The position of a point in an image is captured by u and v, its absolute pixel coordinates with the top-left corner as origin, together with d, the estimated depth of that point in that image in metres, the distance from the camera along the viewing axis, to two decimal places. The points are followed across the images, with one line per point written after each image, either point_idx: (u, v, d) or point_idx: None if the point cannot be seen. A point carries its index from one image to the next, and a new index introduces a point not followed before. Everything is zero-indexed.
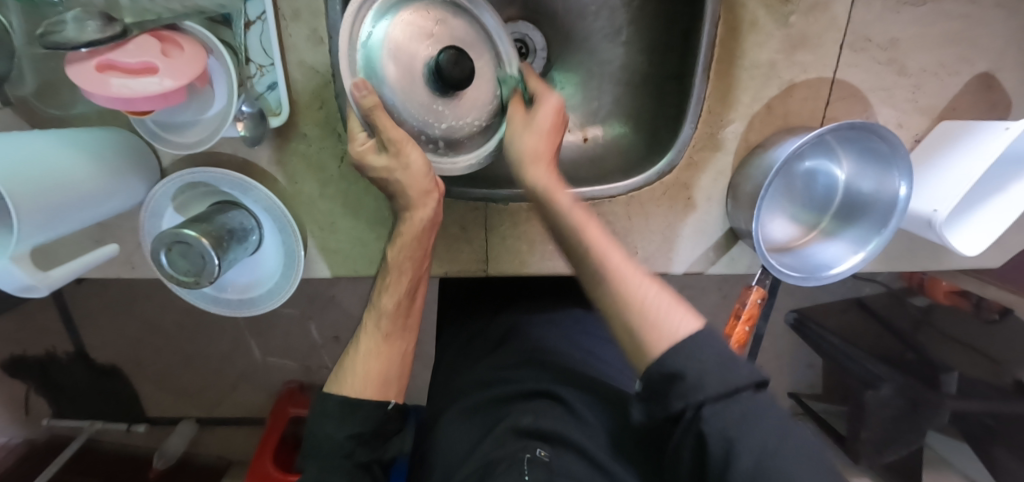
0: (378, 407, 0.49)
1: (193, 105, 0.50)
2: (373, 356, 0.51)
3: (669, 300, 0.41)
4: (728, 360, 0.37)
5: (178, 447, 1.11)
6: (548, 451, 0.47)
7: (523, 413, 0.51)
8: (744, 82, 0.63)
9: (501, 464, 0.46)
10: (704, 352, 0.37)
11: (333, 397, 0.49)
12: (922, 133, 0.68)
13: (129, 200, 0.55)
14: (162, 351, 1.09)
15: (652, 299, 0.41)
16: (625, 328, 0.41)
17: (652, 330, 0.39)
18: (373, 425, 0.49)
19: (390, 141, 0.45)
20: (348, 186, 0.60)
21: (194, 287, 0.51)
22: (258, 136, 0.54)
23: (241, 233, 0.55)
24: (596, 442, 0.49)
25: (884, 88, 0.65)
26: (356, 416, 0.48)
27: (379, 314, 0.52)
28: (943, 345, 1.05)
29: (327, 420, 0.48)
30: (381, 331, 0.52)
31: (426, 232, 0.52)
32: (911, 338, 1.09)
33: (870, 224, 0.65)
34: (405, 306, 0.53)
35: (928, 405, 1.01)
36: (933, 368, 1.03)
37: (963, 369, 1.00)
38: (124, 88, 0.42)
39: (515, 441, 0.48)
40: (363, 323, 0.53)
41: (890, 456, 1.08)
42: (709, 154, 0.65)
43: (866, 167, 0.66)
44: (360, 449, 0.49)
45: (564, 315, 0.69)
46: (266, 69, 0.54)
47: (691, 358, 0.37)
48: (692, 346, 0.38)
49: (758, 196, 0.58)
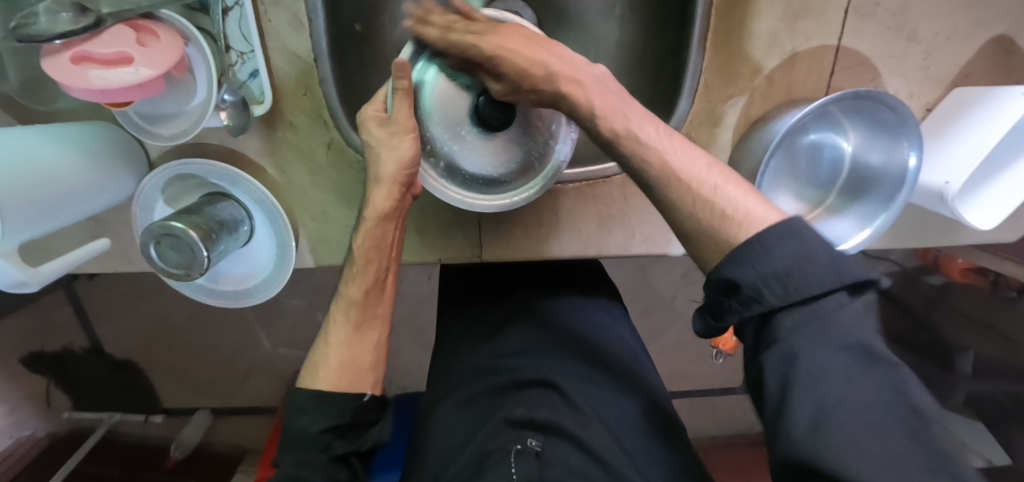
0: (354, 398, 0.49)
1: (174, 95, 0.50)
2: (343, 347, 0.51)
3: (736, 194, 0.38)
4: (799, 265, 0.34)
5: (194, 437, 1.13)
6: (539, 440, 0.48)
7: (517, 405, 0.51)
8: (745, 54, 0.60)
9: (493, 455, 0.46)
10: (771, 257, 0.34)
11: (306, 391, 0.48)
12: (934, 101, 0.64)
13: (119, 194, 0.55)
14: (173, 344, 1.11)
15: (714, 193, 0.38)
16: (680, 208, 0.38)
17: (724, 218, 0.37)
18: (349, 417, 0.48)
19: (393, 119, 0.47)
20: (338, 174, 0.59)
21: (186, 279, 0.50)
22: (243, 125, 0.53)
23: (232, 225, 0.55)
24: (590, 431, 0.48)
25: (893, 56, 0.62)
26: (332, 408, 0.47)
27: (347, 304, 0.52)
28: (964, 330, 1.02)
29: (302, 415, 0.47)
30: (350, 322, 0.51)
31: (388, 220, 0.52)
32: (926, 317, 1.06)
33: (878, 201, 0.63)
34: (374, 296, 0.52)
35: (943, 386, 1.02)
36: (946, 348, 1.04)
37: (978, 347, 1.00)
38: (100, 78, 0.41)
39: (509, 431, 0.48)
40: (330, 314, 0.53)
41: None
42: (708, 130, 0.62)
43: (876, 139, 0.63)
44: (338, 442, 0.48)
45: (560, 301, 0.67)
46: (247, 56, 0.53)
47: (758, 265, 0.35)
48: (759, 251, 0.35)
49: (759, 171, 0.57)
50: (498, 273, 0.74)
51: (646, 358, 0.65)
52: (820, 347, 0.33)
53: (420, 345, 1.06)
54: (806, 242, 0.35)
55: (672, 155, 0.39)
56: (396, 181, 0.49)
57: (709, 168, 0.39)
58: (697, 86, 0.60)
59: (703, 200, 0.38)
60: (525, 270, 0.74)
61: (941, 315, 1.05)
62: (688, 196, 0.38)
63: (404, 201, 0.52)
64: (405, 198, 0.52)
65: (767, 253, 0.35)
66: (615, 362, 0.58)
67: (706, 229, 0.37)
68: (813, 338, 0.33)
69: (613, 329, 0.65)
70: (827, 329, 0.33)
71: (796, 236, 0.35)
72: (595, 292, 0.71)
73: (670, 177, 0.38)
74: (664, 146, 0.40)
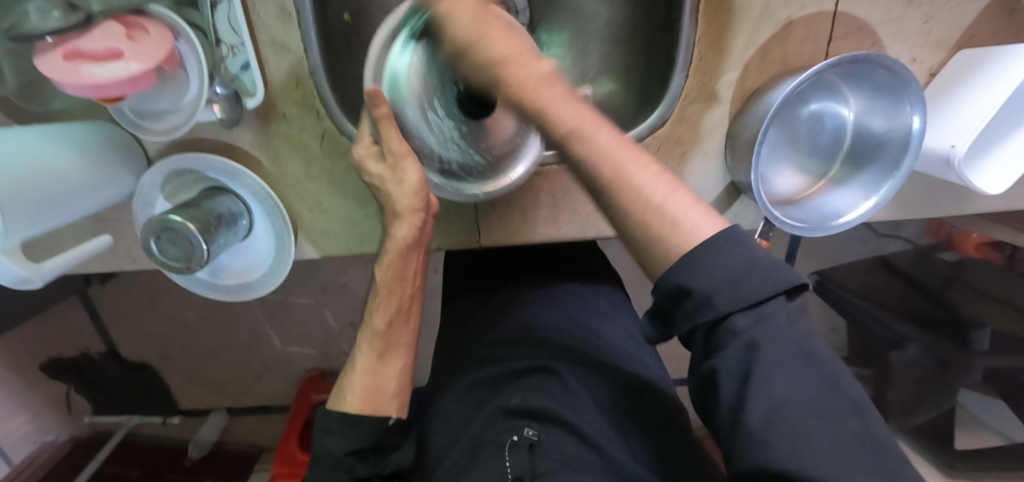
0: (377, 423, 0.50)
1: (167, 93, 0.50)
2: (367, 373, 0.52)
3: (682, 201, 0.34)
4: (744, 275, 0.33)
5: (211, 436, 1.15)
6: (536, 429, 0.47)
7: (513, 392, 0.51)
8: (738, 24, 0.59)
9: (487, 447, 0.47)
10: (719, 264, 0.33)
11: (333, 414, 0.50)
12: (937, 67, 0.63)
13: (119, 192, 0.56)
14: (186, 346, 1.12)
15: (664, 197, 0.33)
16: (631, 227, 0.33)
17: (672, 230, 0.33)
18: (371, 439, 0.50)
19: (392, 152, 0.47)
20: (333, 165, 0.59)
21: (187, 272, 0.51)
22: (235, 118, 0.54)
23: (230, 218, 0.56)
24: (584, 417, 0.48)
25: (892, 20, 0.60)
26: (356, 432, 0.49)
27: (371, 334, 0.53)
28: (979, 302, 0.98)
29: (327, 436, 0.49)
30: (374, 351, 0.52)
31: (411, 250, 0.53)
32: (942, 296, 1.02)
33: (883, 168, 0.62)
34: (398, 322, 0.53)
35: (958, 364, 0.96)
36: (962, 326, 0.97)
37: (997, 324, 0.94)
38: (91, 73, 0.42)
39: (505, 420, 0.49)
40: (357, 345, 0.54)
41: (920, 417, 1.05)
42: (703, 105, 0.61)
43: (877, 104, 0.62)
44: (360, 464, 0.50)
45: (559, 289, 0.66)
46: (238, 49, 0.53)
47: (705, 271, 0.32)
48: (708, 256, 0.33)
49: (756, 142, 0.56)
50: (498, 262, 0.74)
51: (647, 343, 0.65)
52: (774, 348, 0.32)
53: (428, 340, 1.07)
54: (748, 254, 0.33)
55: (613, 152, 0.33)
56: (412, 205, 0.49)
57: (656, 170, 0.34)
58: (691, 60, 0.60)
59: (653, 211, 0.33)
60: (525, 259, 0.73)
61: (955, 292, 1.02)
62: (636, 205, 0.33)
63: (424, 225, 0.52)
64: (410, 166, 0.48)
65: (712, 262, 0.33)
66: (613, 349, 0.57)
67: (654, 242, 0.34)
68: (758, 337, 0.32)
69: (614, 318, 0.64)
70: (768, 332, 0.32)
71: (741, 243, 0.33)
72: (594, 279, 0.70)
73: (615, 178, 0.32)
74: (614, 149, 0.33)
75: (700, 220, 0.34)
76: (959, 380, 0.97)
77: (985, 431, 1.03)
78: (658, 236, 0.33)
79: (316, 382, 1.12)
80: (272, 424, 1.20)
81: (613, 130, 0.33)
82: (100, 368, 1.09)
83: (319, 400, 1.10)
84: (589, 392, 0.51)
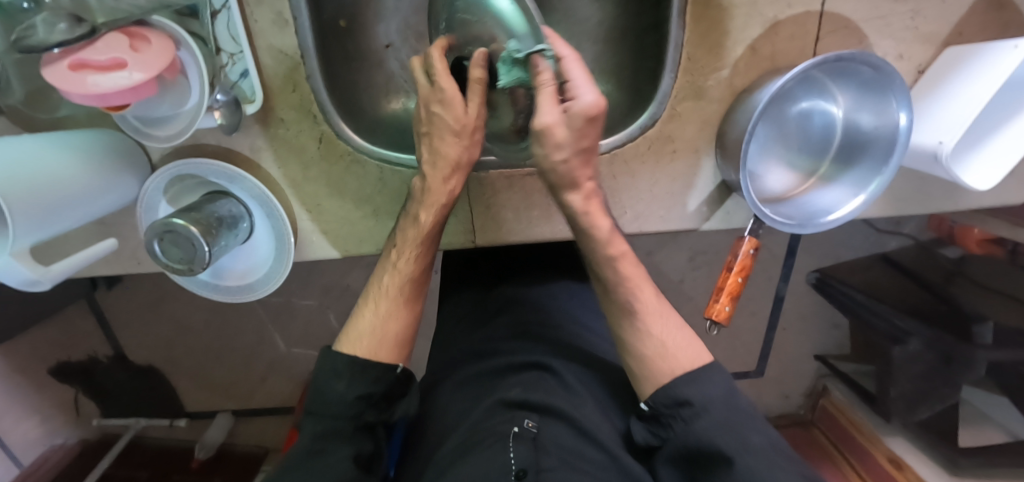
0: (387, 371, 0.51)
1: (167, 100, 0.52)
2: (386, 318, 0.53)
3: (684, 341, 0.50)
4: (728, 394, 0.46)
5: (217, 438, 1.16)
6: (536, 421, 0.47)
7: (511, 386, 0.51)
8: (725, 24, 0.59)
9: (489, 436, 0.46)
10: (709, 384, 0.46)
11: (343, 356, 0.50)
12: (925, 62, 0.64)
13: (124, 196, 0.57)
14: (194, 348, 1.14)
15: (674, 337, 0.50)
16: (640, 356, 0.50)
17: (666, 357, 0.49)
18: (383, 387, 0.51)
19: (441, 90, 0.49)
20: (330, 167, 0.61)
21: (189, 273, 0.53)
22: (235, 123, 0.56)
23: (231, 221, 0.58)
24: (584, 412, 0.49)
25: (879, 17, 0.61)
26: (366, 376, 0.50)
27: (387, 279, 0.55)
28: (981, 297, 0.98)
29: (337, 379, 0.49)
30: (398, 296, 0.54)
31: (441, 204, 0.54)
32: (942, 290, 1.05)
33: (871, 164, 0.63)
34: (417, 278, 0.55)
35: (961, 358, 0.95)
36: (965, 319, 0.98)
37: (999, 317, 0.93)
38: (94, 84, 0.44)
39: (503, 412, 0.48)
40: (370, 290, 0.56)
41: (924, 413, 1.03)
42: (692, 103, 0.62)
43: (863, 101, 0.63)
44: (369, 410, 0.50)
45: (557, 287, 0.67)
46: (237, 57, 0.55)
47: (698, 387, 0.46)
48: (699, 377, 0.46)
49: (745, 140, 0.56)
50: (495, 260, 0.75)
51: None
52: (741, 430, 0.43)
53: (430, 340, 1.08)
54: (727, 381, 0.47)
55: (643, 291, 0.52)
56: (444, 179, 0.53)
57: (673, 317, 0.52)
58: (679, 60, 0.60)
59: (657, 344, 0.49)
60: (522, 258, 0.74)
61: (957, 286, 1.03)
62: (654, 332, 0.50)
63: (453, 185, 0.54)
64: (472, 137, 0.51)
65: (706, 380, 0.46)
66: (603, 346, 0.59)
67: (657, 361, 0.49)
68: (735, 421, 0.44)
69: None
70: (740, 420, 0.44)
71: (723, 374, 0.48)
72: (589, 277, 0.71)
73: (642, 314, 0.51)
74: (649, 302, 0.52)
75: (694, 353, 0.49)
76: (959, 375, 0.97)
77: (989, 426, 0.98)
78: (654, 360, 0.49)
79: None
80: (276, 425, 1.21)
81: (654, 291, 0.53)
82: (107, 375, 1.12)
83: None
84: (589, 392, 0.52)
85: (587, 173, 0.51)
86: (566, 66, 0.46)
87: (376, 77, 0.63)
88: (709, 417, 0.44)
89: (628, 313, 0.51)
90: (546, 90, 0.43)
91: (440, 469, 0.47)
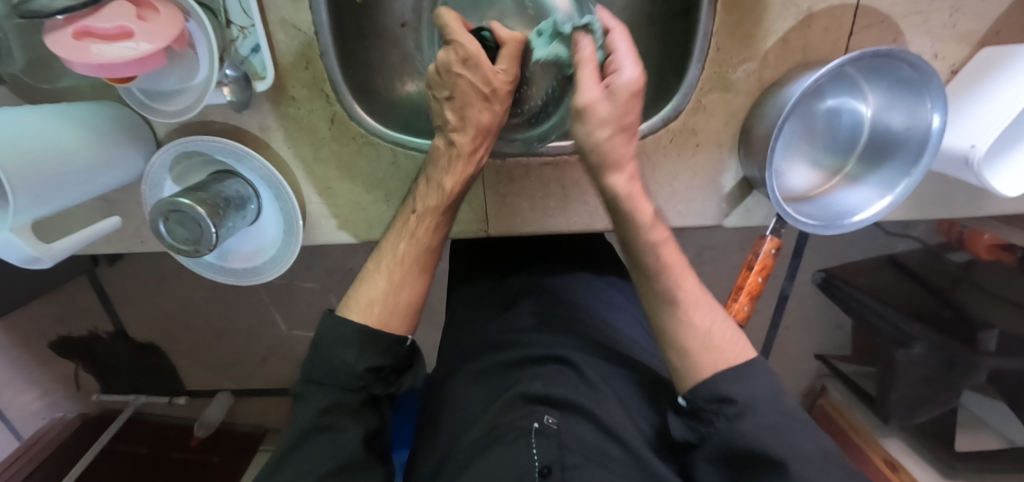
0: (395, 342, 0.50)
1: (176, 73, 0.50)
2: (394, 286, 0.51)
3: (730, 333, 0.49)
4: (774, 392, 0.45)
5: (217, 416, 1.15)
6: (556, 417, 0.47)
7: (532, 380, 0.50)
8: (757, 14, 0.57)
9: (509, 432, 0.45)
10: (755, 381, 0.45)
11: (353, 325, 0.48)
12: (960, 63, 0.61)
13: (129, 172, 0.56)
14: (194, 327, 1.12)
15: (719, 330, 0.49)
16: (680, 348, 0.48)
17: (712, 351, 0.47)
18: (392, 359, 0.50)
19: (468, 55, 0.47)
20: (342, 149, 0.59)
21: (195, 255, 0.51)
22: (245, 101, 0.54)
23: (238, 201, 0.56)
24: (606, 408, 0.48)
25: (917, 13, 0.58)
26: (377, 346, 0.48)
27: (404, 239, 0.53)
28: (993, 308, 0.96)
29: (346, 349, 0.48)
30: (416, 265, 0.52)
31: (463, 161, 0.51)
32: (948, 295, 1.02)
33: (900, 166, 0.61)
34: (428, 247, 0.53)
35: (963, 363, 0.93)
36: (970, 325, 0.95)
37: (1005, 325, 0.91)
38: (100, 53, 0.41)
39: (523, 406, 0.47)
40: (375, 260, 0.53)
41: (922, 417, 1.03)
42: (718, 96, 0.60)
43: (896, 99, 0.60)
44: (377, 383, 0.49)
45: (571, 278, 0.66)
46: (248, 31, 0.52)
47: (742, 384, 0.45)
48: (746, 373, 0.46)
49: (772, 137, 0.54)
50: (507, 247, 0.73)
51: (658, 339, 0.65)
52: (786, 430, 0.43)
53: (433, 326, 1.07)
54: (773, 378, 0.47)
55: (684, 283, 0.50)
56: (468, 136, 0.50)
57: (718, 311, 0.50)
58: (707, 50, 0.58)
59: (704, 333, 0.48)
60: (534, 247, 0.72)
61: (963, 292, 1.02)
62: (698, 323, 0.49)
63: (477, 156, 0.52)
64: (501, 101, 0.49)
65: (752, 376, 0.46)
66: (621, 342, 0.58)
67: (700, 354, 0.47)
68: (783, 426, 0.43)
69: (623, 310, 0.64)
70: (787, 423, 0.43)
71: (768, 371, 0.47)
72: (605, 270, 0.70)
73: (687, 304, 0.49)
74: (693, 293, 0.50)
75: (740, 346, 0.48)
76: (960, 379, 0.95)
77: (985, 432, 0.99)
78: (699, 352, 0.47)
79: None
80: (275, 405, 1.21)
81: (695, 281, 0.51)
82: (109, 348, 1.10)
83: None
84: (609, 385, 0.51)
85: (628, 152, 0.48)
86: (613, 39, 0.46)
87: (391, 56, 0.61)
88: (758, 415, 0.43)
89: (668, 303, 0.49)
90: (587, 66, 0.45)
91: (459, 465, 0.46)
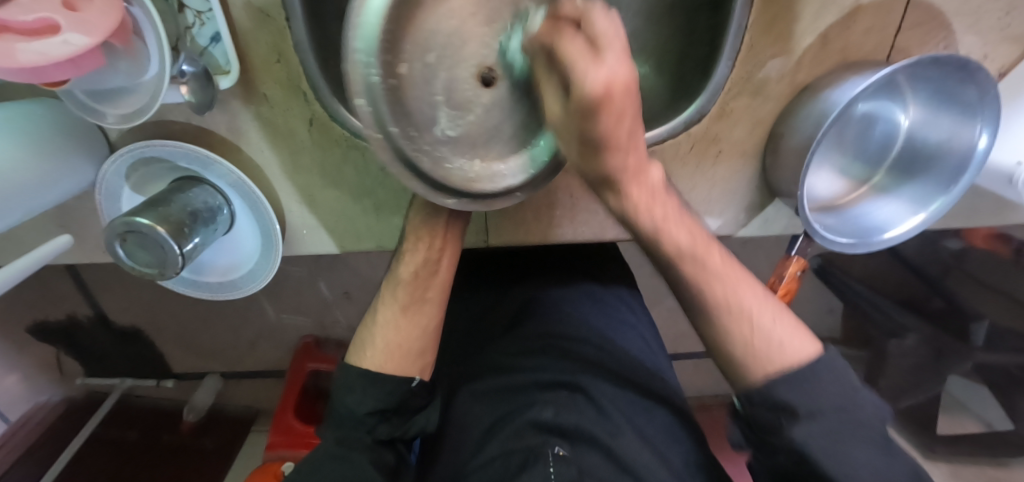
0: (402, 383, 0.46)
1: (121, 69, 0.42)
2: (392, 328, 0.47)
3: (790, 323, 0.40)
4: (850, 398, 0.38)
5: (206, 401, 1.07)
6: (567, 448, 0.42)
7: (544, 405, 0.45)
8: (797, 5, 0.50)
9: (519, 461, 0.41)
10: (819, 387, 0.37)
11: (355, 369, 0.46)
12: (1008, 66, 0.55)
13: (78, 184, 0.49)
14: (180, 312, 1.01)
15: (779, 322, 0.40)
16: (732, 355, 0.40)
17: (769, 359, 0.39)
18: (395, 402, 0.46)
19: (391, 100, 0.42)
20: (323, 154, 0.52)
21: (161, 278, 0.45)
22: (208, 101, 0.46)
23: (207, 215, 0.49)
24: (622, 442, 0.43)
25: (971, 10, 0.51)
26: (381, 390, 0.45)
27: (396, 285, 0.49)
28: (979, 295, 0.87)
29: (349, 392, 0.45)
30: (398, 302, 0.48)
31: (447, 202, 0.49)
32: (940, 284, 0.88)
33: (935, 183, 0.56)
34: (425, 277, 0.49)
35: (953, 355, 0.87)
36: (960, 316, 0.87)
37: (995, 316, 0.85)
38: (26, 52, 0.34)
39: (534, 436, 0.43)
40: (381, 294, 0.50)
41: (909, 401, 0.92)
42: (746, 100, 0.54)
43: (941, 112, 0.55)
44: (382, 426, 0.45)
45: (575, 291, 0.60)
46: (206, 17, 0.44)
47: (804, 391, 0.37)
48: (809, 378, 0.38)
49: (810, 149, 0.48)
50: (511, 257, 0.67)
51: (664, 358, 0.61)
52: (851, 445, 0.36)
53: None
54: (843, 377, 0.39)
55: (731, 282, 0.39)
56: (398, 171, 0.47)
57: (767, 296, 0.41)
58: (739, 47, 0.51)
59: (755, 338, 0.39)
60: (537, 256, 0.67)
61: (953, 281, 0.88)
62: (745, 331, 0.39)
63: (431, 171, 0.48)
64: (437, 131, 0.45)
65: (815, 379, 0.38)
66: (640, 374, 0.52)
67: (748, 360, 0.39)
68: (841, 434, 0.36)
69: (635, 329, 0.59)
70: (854, 429, 0.37)
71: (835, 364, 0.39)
72: (612, 281, 0.64)
73: (730, 315, 0.39)
74: (734, 296, 0.39)
75: (803, 341, 0.40)
76: (948, 370, 0.88)
77: (964, 415, 0.91)
78: (757, 355, 0.39)
79: (311, 351, 1.04)
80: (267, 388, 1.14)
81: (746, 281, 0.40)
82: (88, 333, 0.99)
83: (315, 368, 1.04)
84: (627, 417, 0.46)
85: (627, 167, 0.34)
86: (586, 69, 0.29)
87: None
88: (821, 422, 0.37)
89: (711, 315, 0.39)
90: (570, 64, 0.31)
91: None
